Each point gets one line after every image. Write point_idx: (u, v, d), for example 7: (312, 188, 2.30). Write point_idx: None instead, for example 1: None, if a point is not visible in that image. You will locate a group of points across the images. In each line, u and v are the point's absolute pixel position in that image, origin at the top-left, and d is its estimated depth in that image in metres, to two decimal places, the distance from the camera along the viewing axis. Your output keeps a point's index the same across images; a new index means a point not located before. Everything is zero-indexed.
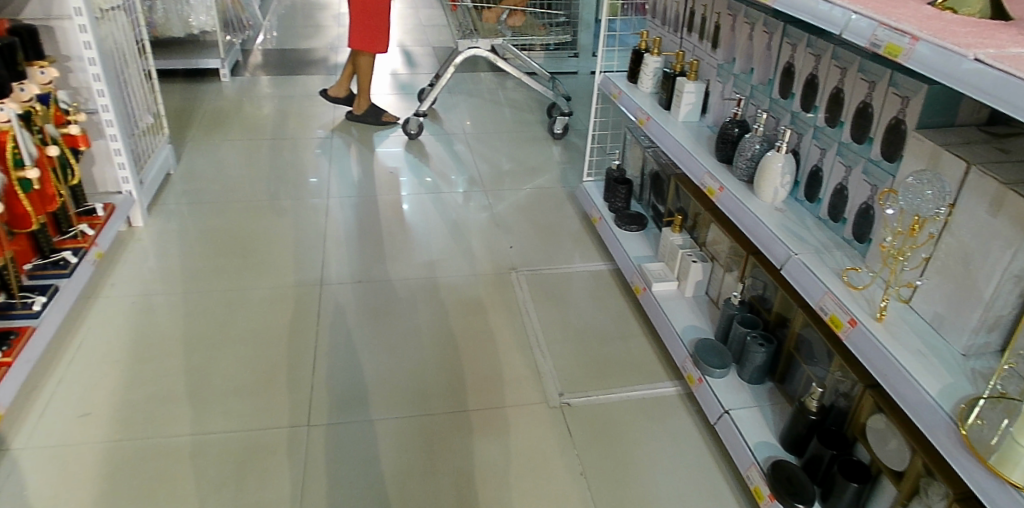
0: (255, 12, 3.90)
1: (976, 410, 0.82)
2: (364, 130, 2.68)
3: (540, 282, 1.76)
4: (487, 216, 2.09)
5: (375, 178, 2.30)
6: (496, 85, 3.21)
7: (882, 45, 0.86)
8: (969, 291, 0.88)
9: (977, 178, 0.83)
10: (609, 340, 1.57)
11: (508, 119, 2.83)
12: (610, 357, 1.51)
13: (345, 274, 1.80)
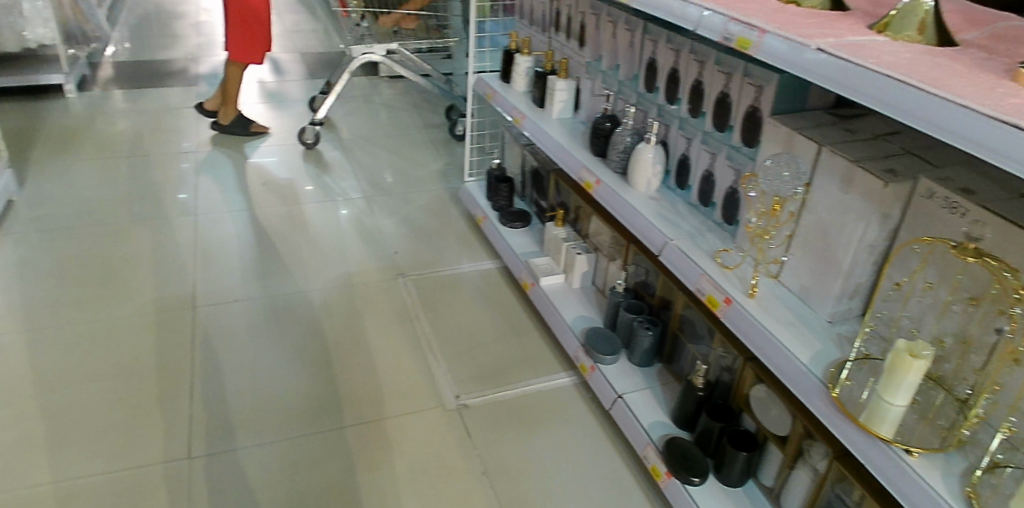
0: (101, 22, 3.62)
1: (845, 371, 0.89)
2: (232, 141, 2.56)
3: (427, 285, 1.75)
4: (370, 223, 2.04)
5: (250, 192, 2.19)
6: (370, 89, 3.15)
7: (733, 39, 0.91)
8: (829, 262, 0.95)
9: (829, 157, 0.90)
10: (501, 337, 1.57)
11: (385, 123, 2.79)
12: (503, 354, 1.52)
13: (221, 293, 1.70)
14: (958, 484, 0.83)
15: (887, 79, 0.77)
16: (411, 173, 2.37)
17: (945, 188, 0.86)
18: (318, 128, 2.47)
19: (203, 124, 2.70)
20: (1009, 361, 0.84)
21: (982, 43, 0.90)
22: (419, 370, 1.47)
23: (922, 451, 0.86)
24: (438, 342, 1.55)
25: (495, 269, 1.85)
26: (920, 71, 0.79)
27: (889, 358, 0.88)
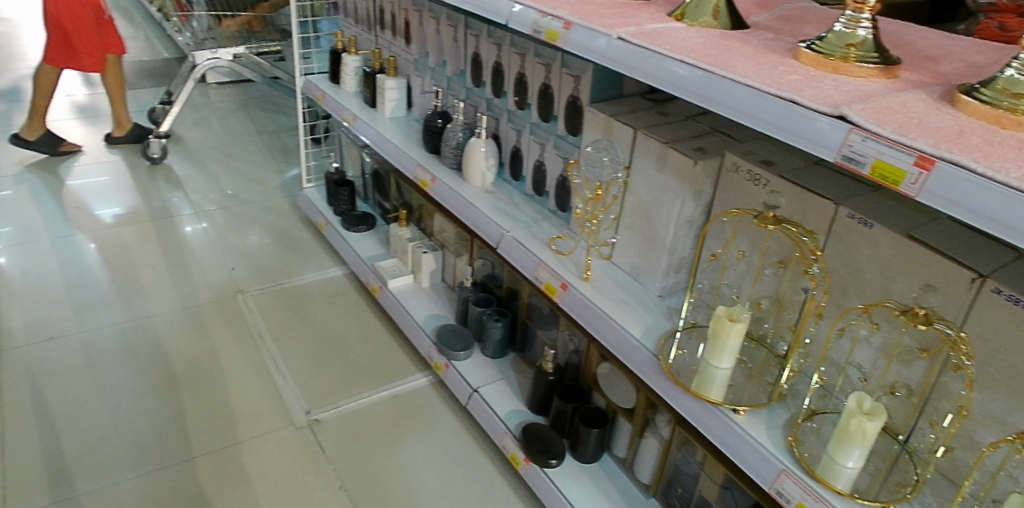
0: None
1: (674, 343, 0.96)
2: (45, 163, 2.34)
3: (269, 300, 1.68)
4: (209, 239, 1.94)
5: (71, 217, 2.01)
6: (203, 96, 2.99)
7: (542, 32, 0.93)
8: (654, 240, 1.00)
9: (645, 140, 0.96)
10: (353, 345, 1.55)
11: (224, 131, 2.65)
12: (357, 361, 1.50)
13: (39, 331, 1.55)
14: (781, 433, 0.90)
15: (680, 64, 0.83)
16: (252, 182, 2.28)
17: (748, 161, 0.93)
18: (164, 141, 2.34)
19: (8, 146, 2.44)
20: (814, 315, 0.91)
21: (772, 23, 0.96)
22: (266, 390, 1.41)
23: (750, 408, 0.92)
24: (284, 360, 1.50)
25: (342, 275, 1.80)
26: (707, 53, 0.85)
27: (711, 323, 0.94)
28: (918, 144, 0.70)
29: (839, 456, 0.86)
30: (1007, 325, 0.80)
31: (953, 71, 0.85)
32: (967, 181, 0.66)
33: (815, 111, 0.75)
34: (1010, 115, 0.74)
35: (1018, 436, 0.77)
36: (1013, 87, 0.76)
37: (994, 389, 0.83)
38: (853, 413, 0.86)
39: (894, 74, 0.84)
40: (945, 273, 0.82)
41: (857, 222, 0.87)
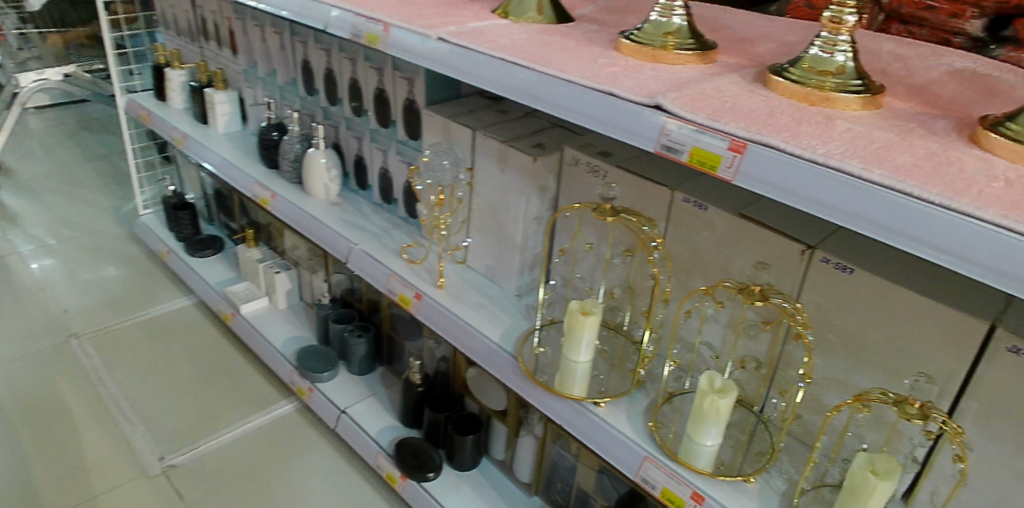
0: None
1: (532, 341, 0.95)
2: None
3: (106, 341, 1.61)
4: (51, 279, 1.81)
5: None
6: (38, 123, 2.78)
7: (362, 36, 0.90)
8: (505, 240, 0.99)
9: (484, 139, 0.95)
10: (209, 389, 1.49)
11: (65, 159, 2.48)
12: (212, 397, 1.47)
13: None
14: (641, 420, 0.91)
15: (501, 62, 0.81)
16: (99, 211, 2.14)
17: (585, 153, 0.93)
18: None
19: None
20: (661, 300, 0.94)
21: (596, 15, 0.96)
22: (118, 451, 1.32)
23: (611, 399, 0.92)
24: (133, 411, 1.42)
25: (190, 304, 1.75)
26: (528, 49, 0.83)
27: (566, 319, 0.94)
28: (730, 129, 0.71)
29: (697, 435, 0.88)
30: (836, 291, 0.84)
31: (767, 52, 0.88)
32: (779, 161, 0.68)
33: (632, 102, 0.75)
34: (817, 92, 0.77)
35: (859, 398, 0.80)
36: (818, 66, 0.79)
37: (830, 351, 0.88)
38: (705, 393, 0.87)
39: (711, 59, 0.85)
40: (777, 247, 0.85)
41: (693, 205, 0.88)
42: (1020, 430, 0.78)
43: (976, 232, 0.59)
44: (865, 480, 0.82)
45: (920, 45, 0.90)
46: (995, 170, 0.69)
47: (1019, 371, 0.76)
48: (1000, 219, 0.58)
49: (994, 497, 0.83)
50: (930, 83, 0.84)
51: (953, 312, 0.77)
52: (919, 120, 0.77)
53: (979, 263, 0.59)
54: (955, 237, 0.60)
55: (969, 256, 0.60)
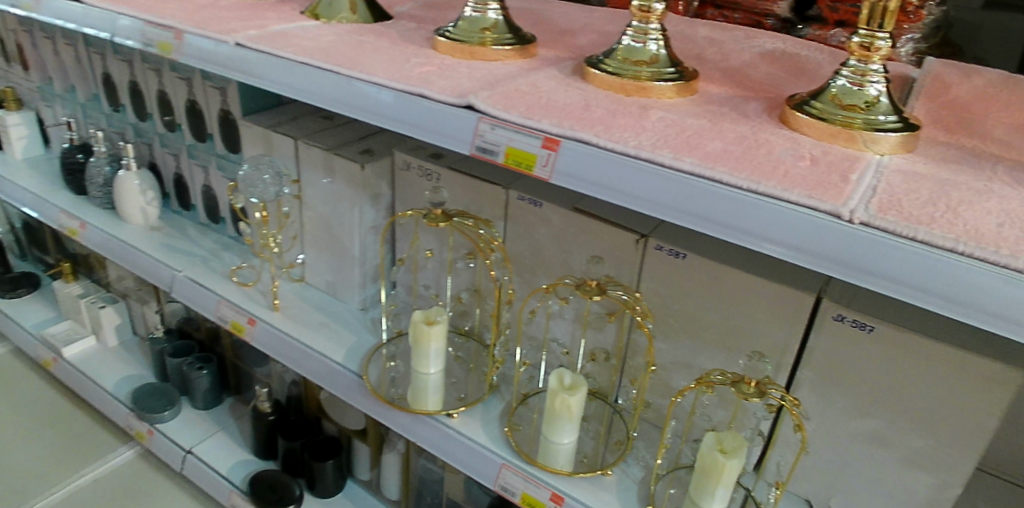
0: None
1: (378, 358, 0.91)
2: None
3: None
4: None
5: None
6: None
7: (154, 44, 0.83)
8: (342, 252, 0.95)
9: (306, 148, 0.90)
10: (34, 441, 1.40)
11: None
12: (38, 452, 1.37)
13: None
14: (497, 427, 0.89)
15: (302, 65, 0.76)
16: None
17: (417, 157, 0.89)
18: None
19: None
20: (503, 302, 0.92)
21: (415, 12, 0.93)
22: None
23: (464, 408, 0.89)
24: None
25: (6, 351, 1.63)
26: (333, 51, 0.78)
27: (411, 331, 0.90)
28: (543, 126, 0.68)
29: (552, 435, 0.86)
30: (671, 277, 0.84)
31: (587, 43, 0.87)
32: (593, 156, 0.66)
33: (444, 103, 0.70)
34: (633, 82, 0.76)
35: (699, 382, 0.80)
36: (633, 56, 0.78)
37: (672, 336, 0.88)
38: (555, 391, 0.85)
39: (530, 53, 0.84)
40: (613, 238, 0.85)
41: (528, 202, 0.86)
42: (852, 392, 0.82)
43: (793, 216, 0.61)
44: (714, 460, 0.81)
45: (733, 29, 0.91)
46: (801, 148, 0.70)
47: (845, 338, 0.79)
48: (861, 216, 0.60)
49: (837, 460, 0.87)
50: (744, 65, 0.85)
51: (779, 287, 0.80)
52: (731, 104, 0.77)
53: (799, 247, 0.61)
54: (779, 223, 0.61)
55: (790, 241, 0.61)
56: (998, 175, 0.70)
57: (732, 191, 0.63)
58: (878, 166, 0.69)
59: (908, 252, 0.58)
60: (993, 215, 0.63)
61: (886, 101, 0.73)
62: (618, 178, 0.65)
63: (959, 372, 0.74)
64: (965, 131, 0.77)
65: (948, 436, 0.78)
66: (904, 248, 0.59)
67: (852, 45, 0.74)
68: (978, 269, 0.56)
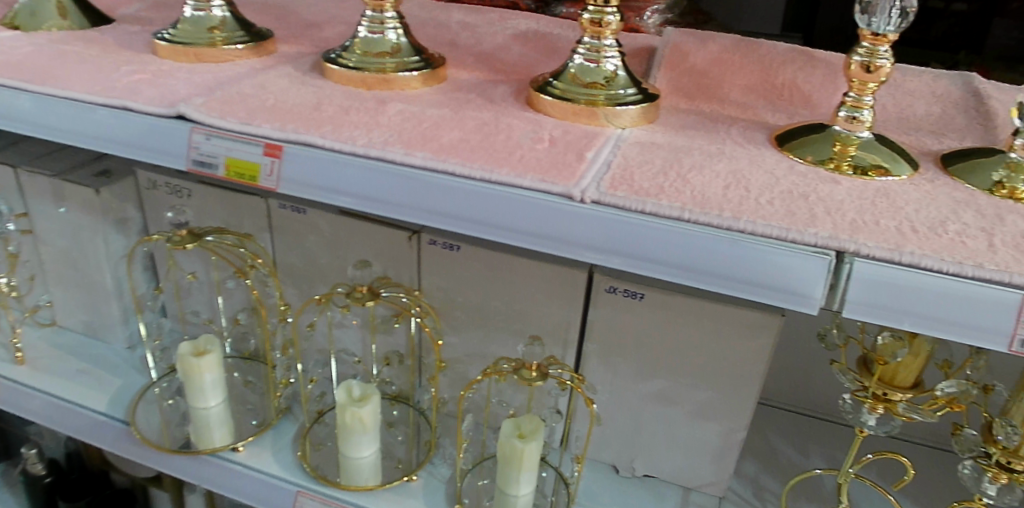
0: None
1: (142, 401, 0.86)
2: None
3: None
4: None
5: None
6: None
7: None
8: (91, 286, 0.90)
9: (29, 178, 0.85)
10: None
11: None
12: None
13: None
14: (290, 453, 0.84)
15: None
16: None
17: (162, 174, 0.85)
18: None
19: None
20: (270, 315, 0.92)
21: (140, 13, 0.89)
22: None
23: (250, 439, 0.84)
24: None
25: None
26: (25, 64, 0.70)
27: (180, 366, 0.84)
28: (263, 131, 0.62)
29: (351, 451, 0.81)
30: (449, 270, 0.82)
31: (334, 35, 0.84)
32: (319, 160, 0.61)
33: (153, 115, 0.64)
34: (374, 75, 0.72)
35: (483, 375, 0.77)
36: (372, 48, 0.75)
37: (461, 328, 0.86)
38: (345, 405, 0.81)
39: (268, 50, 0.79)
40: (383, 237, 0.81)
41: (290, 210, 0.82)
42: (636, 359, 0.83)
43: (527, 203, 0.59)
44: (512, 447, 0.79)
45: (486, 11, 0.90)
46: (542, 130, 0.68)
47: (620, 308, 0.80)
48: (605, 198, 0.59)
49: (633, 427, 0.89)
50: (496, 48, 0.83)
51: (550, 267, 0.79)
52: (477, 90, 0.75)
53: (541, 234, 0.59)
54: (518, 214, 0.58)
55: (531, 229, 0.59)
56: (730, 137, 0.72)
57: (471, 186, 0.59)
58: (617, 139, 0.68)
59: (642, 227, 0.58)
60: (720, 178, 0.64)
61: (624, 75, 0.74)
62: (360, 187, 0.61)
63: (726, 324, 0.78)
64: (706, 97, 0.78)
65: (727, 387, 0.83)
66: (637, 223, 0.58)
67: (584, 22, 0.73)
68: (707, 234, 0.57)
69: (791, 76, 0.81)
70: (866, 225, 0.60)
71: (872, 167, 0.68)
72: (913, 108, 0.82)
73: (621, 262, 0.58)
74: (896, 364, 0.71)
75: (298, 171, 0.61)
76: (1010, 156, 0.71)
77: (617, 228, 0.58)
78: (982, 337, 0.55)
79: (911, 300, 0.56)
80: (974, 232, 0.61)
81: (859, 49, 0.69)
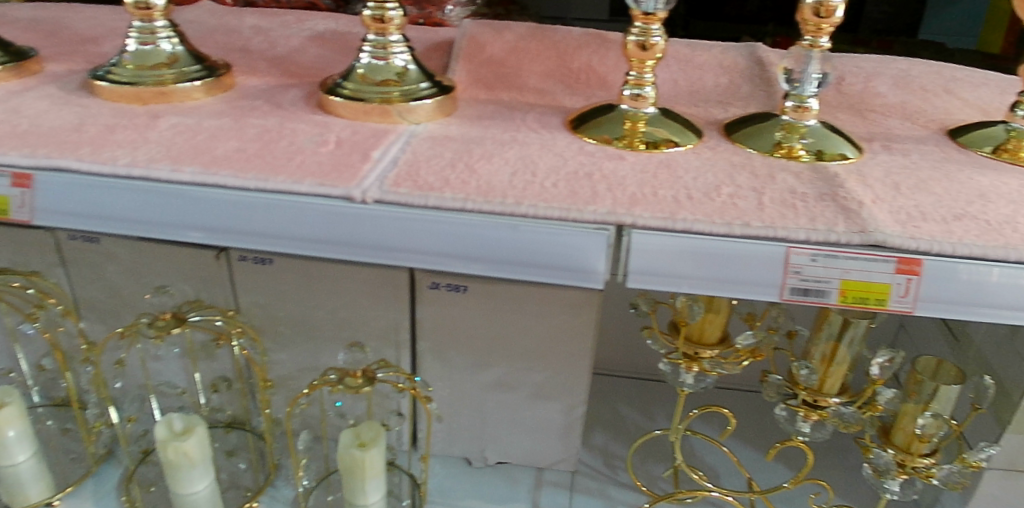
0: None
1: None
2: None
3: None
4: None
5: None
6: None
7: None
8: None
9: None
10: None
11: None
12: None
13: None
14: (114, 498, 0.83)
15: None
16: None
17: None
18: None
19: None
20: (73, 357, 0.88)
21: None
22: None
23: (67, 491, 0.82)
24: None
25: None
26: None
27: None
28: (10, 160, 0.57)
29: (180, 487, 0.77)
30: (265, 285, 0.80)
31: (113, 50, 0.80)
32: (77, 185, 0.57)
33: None
34: (149, 88, 0.68)
35: (307, 390, 0.74)
36: (145, 61, 0.71)
37: (287, 344, 0.84)
38: (166, 442, 0.76)
39: (31, 70, 0.73)
40: (188, 258, 0.78)
41: (82, 240, 0.78)
42: (469, 351, 0.84)
43: (305, 210, 0.57)
44: (351, 457, 0.77)
45: (281, 14, 0.88)
46: (328, 133, 0.66)
47: (445, 302, 0.80)
48: (387, 195, 0.57)
49: (478, 419, 0.90)
50: (291, 52, 0.82)
51: (368, 271, 0.78)
52: (264, 96, 0.73)
53: (324, 240, 0.58)
54: (296, 223, 0.56)
55: (313, 236, 0.58)
56: (526, 123, 0.73)
57: (244, 198, 0.57)
58: (408, 135, 0.67)
59: (425, 221, 0.57)
60: (508, 165, 0.64)
61: (415, 70, 0.73)
62: (126, 209, 0.57)
63: (548, 305, 0.80)
64: (505, 86, 0.79)
65: (560, 366, 0.85)
66: (420, 218, 0.57)
67: (366, 19, 0.72)
68: (488, 223, 0.57)
69: (586, 60, 0.83)
70: (644, 198, 0.62)
71: (663, 140, 0.71)
72: (704, 81, 0.85)
73: (408, 259, 0.58)
74: (699, 322, 0.74)
75: (57, 201, 0.57)
76: (784, 119, 0.76)
77: (401, 225, 0.57)
78: (754, 290, 0.59)
79: (686, 263, 0.58)
80: (746, 194, 0.64)
81: (633, 29, 0.71)
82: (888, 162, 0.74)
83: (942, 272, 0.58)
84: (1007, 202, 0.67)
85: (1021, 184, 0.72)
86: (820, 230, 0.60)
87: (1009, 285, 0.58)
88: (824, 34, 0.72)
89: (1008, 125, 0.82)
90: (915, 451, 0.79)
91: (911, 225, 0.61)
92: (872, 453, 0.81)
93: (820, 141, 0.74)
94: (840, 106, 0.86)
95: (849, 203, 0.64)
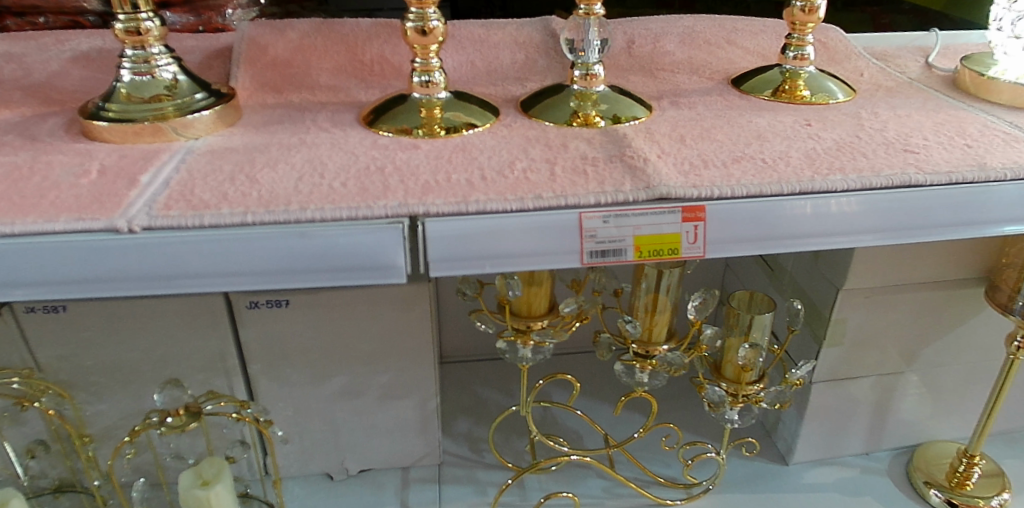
0: None
1: None
2: None
3: None
4: None
5: None
6: None
7: None
8: None
9: None
10: None
11: None
12: None
13: None
14: None
15: None
16: None
17: None
18: None
19: None
20: None
21: None
22: None
23: None
24: None
25: None
26: None
27: None
28: None
29: None
30: (63, 336, 0.73)
31: None
32: None
33: None
34: None
35: (129, 438, 0.67)
36: None
37: (103, 395, 0.78)
38: None
39: None
40: None
41: None
42: (306, 365, 0.81)
43: (63, 250, 0.52)
44: (194, 499, 0.71)
45: (39, 36, 0.81)
46: (90, 162, 0.61)
47: (268, 320, 0.77)
48: (155, 220, 0.53)
49: (330, 431, 0.87)
50: (50, 77, 0.75)
51: (176, 302, 0.73)
52: (17, 130, 0.66)
53: (93, 280, 0.53)
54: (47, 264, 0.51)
55: (74, 276, 0.52)
56: (316, 124, 0.71)
57: None
58: (184, 152, 0.64)
59: (202, 242, 0.53)
60: (294, 170, 0.61)
61: (186, 83, 0.69)
62: None
63: (378, 305, 0.78)
64: (294, 87, 0.78)
65: (403, 364, 0.83)
66: (197, 239, 0.53)
67: (119, 34, 0.66)
68: (272, 234, 0.54)
69: (378, 51, 0.81)
70: (437, 184, 0.61)
71: (463, 123, 0.72)
72: (500, 60, 0.87)
73: (192, 285, 0.54)
74: (524, 297, 0.75)
75: None
76: (575, 89, 0.79)
77: (176, 251, 0.53)
78: (557, 259, 0.59)
79: (485, 244, 0.57)
80: (539, 166, 0.65)
81: (411, 15, 0.70)
82: (674, 118, 0.78)
83: (724, 215, 0.60)
84: (781, 138, 0.72)
85: (794, 120, 0.78)
86: (608, 192, 0.60)
87: (811, 214, 0.61)
88: (597, 1, 0.75)
89: (781, 68, 0.89)
90: (743, 380, 0.84)
91: (693, 174, 0.63)
92: (705, 389, 0.86)
93: (614, 105, 0.77)
94: (631, 68, 0.92)
95: (636, 161, 0.66)
